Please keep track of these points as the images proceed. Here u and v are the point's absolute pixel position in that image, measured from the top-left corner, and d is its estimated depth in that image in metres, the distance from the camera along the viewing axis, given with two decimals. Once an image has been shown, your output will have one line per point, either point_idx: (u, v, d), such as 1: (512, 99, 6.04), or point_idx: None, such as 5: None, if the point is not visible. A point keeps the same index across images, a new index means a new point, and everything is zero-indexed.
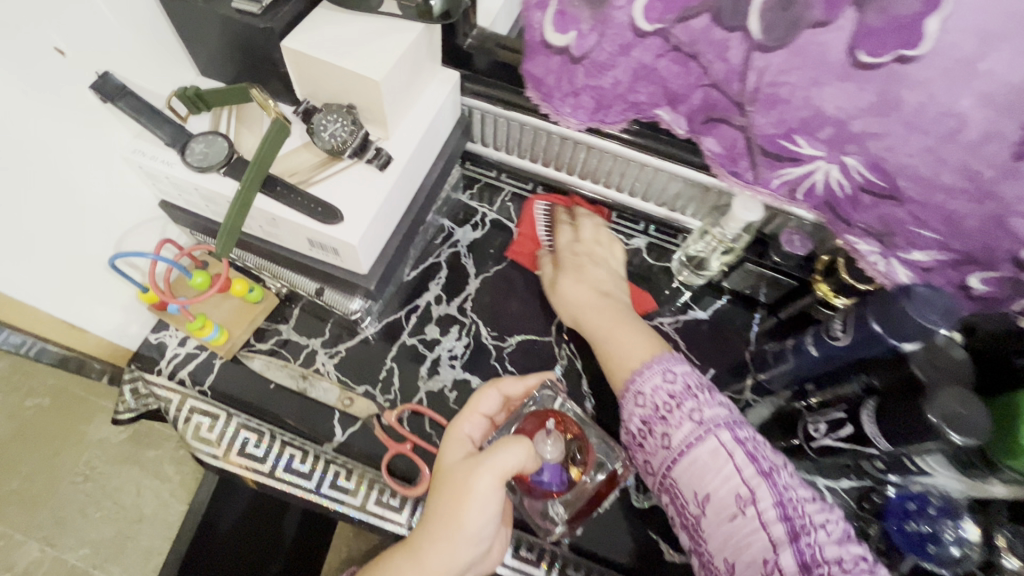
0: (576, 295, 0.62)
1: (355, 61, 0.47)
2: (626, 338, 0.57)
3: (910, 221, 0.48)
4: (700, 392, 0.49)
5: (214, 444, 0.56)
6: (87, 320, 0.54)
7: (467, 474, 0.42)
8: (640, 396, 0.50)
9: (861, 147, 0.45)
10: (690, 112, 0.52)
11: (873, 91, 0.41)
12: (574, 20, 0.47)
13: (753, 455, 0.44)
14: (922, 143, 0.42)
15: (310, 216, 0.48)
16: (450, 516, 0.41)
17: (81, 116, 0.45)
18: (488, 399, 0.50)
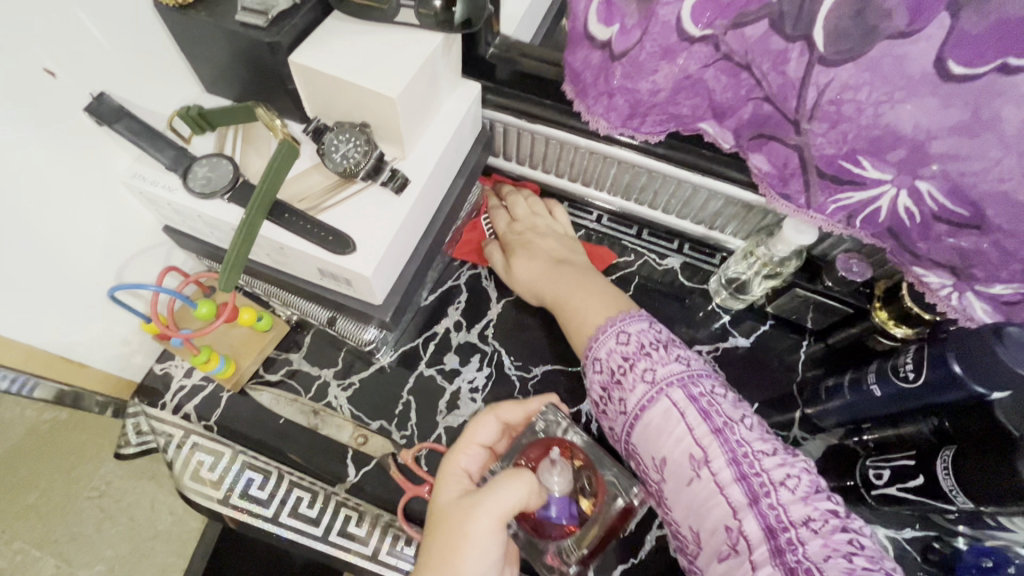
0: (535, 270, 0.59)
1: (370, 76, 0.43)
2: (582, 303, 0.54)
3: (995, 254, 0.42)
4: (655, 350, 0.46)
5: (215, 486, 0.53)
6: (86, 353, 0.50)
7: (468, 518, 0.36)
8: (596, 362, 0.48)
9: (941, 172, 0.40)
10: (737, 126, 0.47)
11: (964, 108, 0.36)
12: (620, 12, 0.42)
13: (707, 412, 0.41)
14: (1018, 165, 0.37)
15: (320, 245, 0.44)
16: (448, 568, 0.35)
17: (77, 139, 0.42)
18: (486, 427, 0.44)
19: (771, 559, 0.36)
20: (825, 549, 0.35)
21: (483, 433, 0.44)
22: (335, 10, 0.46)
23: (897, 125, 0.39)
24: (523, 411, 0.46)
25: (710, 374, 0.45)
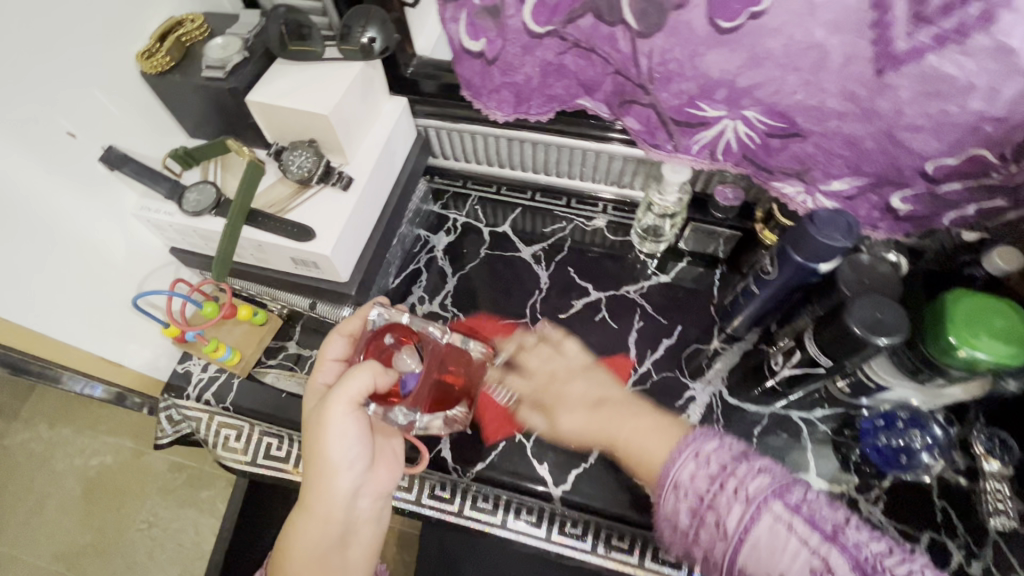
0: (580, 421, 0.56)
1: (306, 100, 0.55)
2: (644, 433, 0.49)
3: (819, 152, 0.53)
4: (742, 466, 0.41)
5: (241, 451, 0.66)
6: (122, 356, 0.63)
7: (318, 422, 0.47)
8: (678, 487, 0.43)
9: (754, 99, 0.51)
10: (606, 97, 0.59)
11: (743, 52, 0.47)
12: (482, 29, 0.55)
13: (813, 519, 0.38)
14: (799, 78, 0.48)
15: (288, 237, 0.56)
16: (314, 451, 0.47)
17: (89, 189, 0.55)
18: (335, 342, 0.54)
19: None
20: None
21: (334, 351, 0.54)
22: (278, 57, 0.59)
23: (711, 70, 0.49)
24: (358, 319, 0.55)
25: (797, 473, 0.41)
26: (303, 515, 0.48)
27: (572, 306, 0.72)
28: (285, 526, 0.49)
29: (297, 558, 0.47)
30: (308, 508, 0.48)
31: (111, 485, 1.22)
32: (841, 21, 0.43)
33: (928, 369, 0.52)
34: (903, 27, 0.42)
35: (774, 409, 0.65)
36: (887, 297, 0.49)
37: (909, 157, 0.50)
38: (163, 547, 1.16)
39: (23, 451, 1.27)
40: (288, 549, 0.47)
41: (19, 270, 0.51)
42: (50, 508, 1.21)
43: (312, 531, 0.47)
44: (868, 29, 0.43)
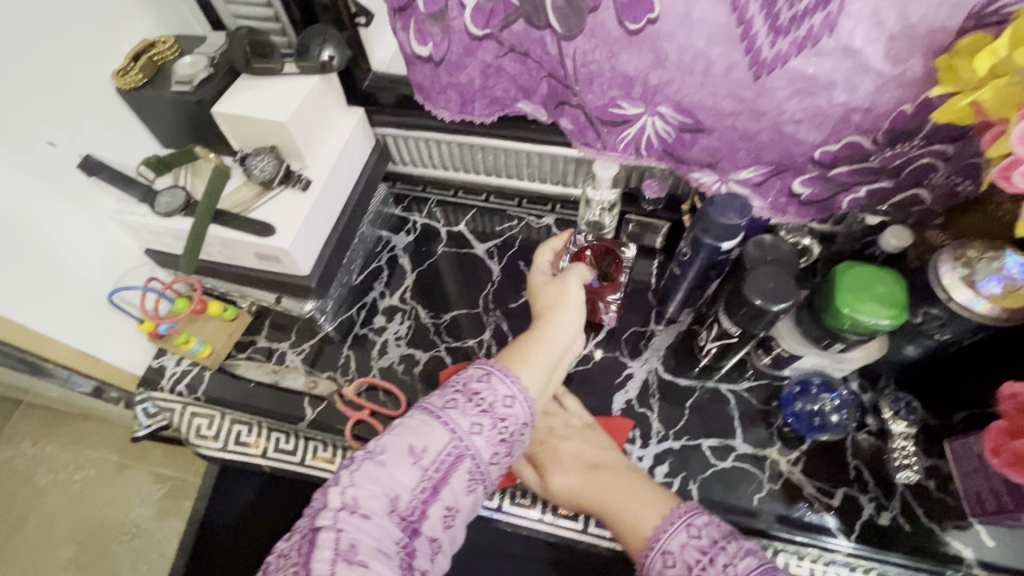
0: (574, 480, 0.58)
1: (267, 110, 0.61)
2: (632, 496, 0.53)
3: (723, 146, 0.60)
4: (728, 543, 0.45)
5: (213, 438, 0.72)
6: (100, 350, 0.68)
7: (558, 285, 0.58)
8: (668, 556, 0.46)
9: (664, 96, 0.57)
10: (543, 99, 0.65)
11: (649, 50, 0.53)
12: (428, 34, 0.60)
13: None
14: (695, 81, 0.54)
15: (251, 233, 0.62)
16: (558, 303, 0.56)
17: (70, 194, 0.61)
18: (546, 252, 0.63)
19: None
20: None
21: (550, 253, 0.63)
22: (241, 74, 0.65)
23: (625, 68, 0.56)
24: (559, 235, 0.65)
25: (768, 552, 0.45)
26: (550, 334, 0.53)
27: (520, 297, 0.77)
28: (513, 344, 0.53)
29: (536, 359, 0.51)
30: (550, 331, 0.54)
31: (94, 499, 1.26)
32: (715, 35, 0.50)
33: (828, 335, 0.58)
34: (764, 38, 0.49)
35: (707, 382, 0.70)
36: (781, 270, 0.55)
37: (800, 147, 0.57)
38: (145, 560, 1.20)
39: (8, 467, 1.31)
40: (526, 350, 0.51)
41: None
42: (36, 521, 1.24)
43: (550, 347, 0.53)
44: (737, 41, 0.50)
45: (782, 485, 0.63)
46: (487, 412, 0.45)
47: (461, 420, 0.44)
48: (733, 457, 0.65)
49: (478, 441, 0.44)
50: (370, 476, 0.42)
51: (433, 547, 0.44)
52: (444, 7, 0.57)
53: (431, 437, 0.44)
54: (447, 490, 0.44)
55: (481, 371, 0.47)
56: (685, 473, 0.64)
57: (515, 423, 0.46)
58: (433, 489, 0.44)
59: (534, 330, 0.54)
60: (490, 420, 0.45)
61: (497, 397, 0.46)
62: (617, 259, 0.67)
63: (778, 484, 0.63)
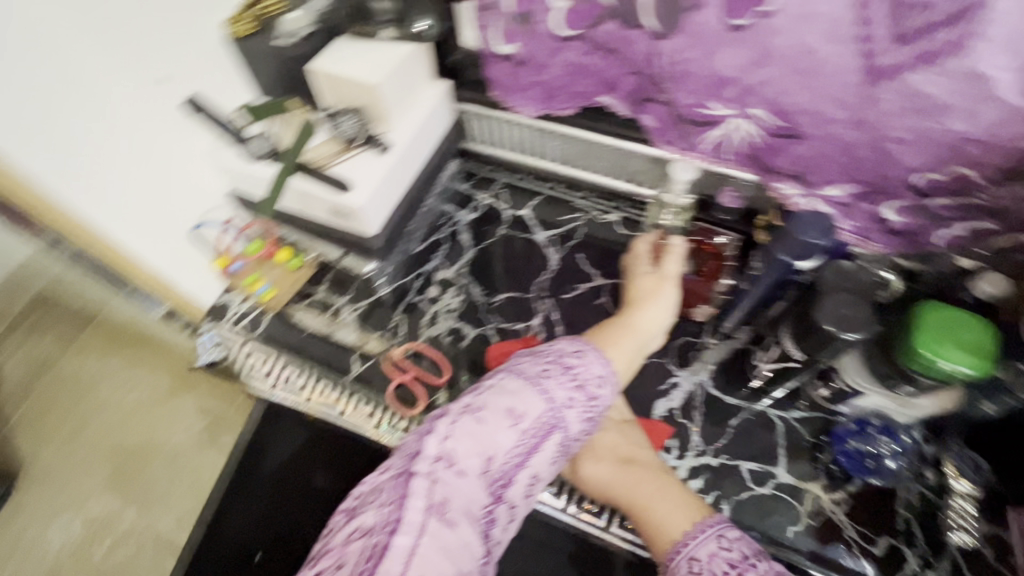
0: (605, 470, 0.59)
1: (361, 71, 0.63)
2: (666, 501, 0.53)
3: (820, 157, 0.58)
4: (760, 562, 0.45)
5: (268, 376, 0.77)
6: (178, 275, 0.73)
7: (655, 281, 0.64)
8: (695, 563, 0.47)
9: (760, 97, 0.55)
10: (625, 94, 0.64)
11: (749, 48, 0.52)
12: (514, 35, 0.62)
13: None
14: (801, 83, 0.52)
15: (328, 188, 0.64)
16: (651, 297, 0.63)
17: (173, 126, 0.65)
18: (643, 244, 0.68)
19: None
20: None
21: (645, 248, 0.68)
22: (342, 34, 0.67)
23: (721, 68, 0.55)
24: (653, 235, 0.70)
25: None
26: (635, 326, 0.60)
27: (574, 289, 0.77)
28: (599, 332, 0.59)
29: (620, 347, 0.57)
30: (638, 320, 0.61)
31: (141, 421, 1.48)
32: (834, 31, 0.47)
33: (899, 376, 0.54)
34: (885, 42, 0.46)
35: (758, 405, 0.68)
36: (860, 298, 0.52)
37: (895, 168, 0.55)
38: (179, 482, 1.40)
39: (78, 376, 1.56)
40: (613, 339, 0.57)
41: (98, 175, 0.59)
42: (94, 429, 1.49)
43: (636, 338, 0.59)
44: (855, 40, 0.47)
45: (821, 523, 0.60)
46: (580, 387, 0.48)
47: (559, 392, 0.47)
48: (773, 484, 0.62)
49: (569, 415, 0.47)
50: (467, 433, 0.44)
51: (511, 513, 0.46)
52: (531, 11, 0.59)
53: (528, 403, 0.46)
54: (534, 463, 0.46)
55: (575, 347, 0.50)
56: (719, 492, 0.62)
57: (601, 403, 0.49)
58: (522, 457, 0.46)
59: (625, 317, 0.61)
60: (583, 396, 0.48)
61: (588, 376, 0.48)
62: (716, 263, 0.67)
63: (816, 521, 0.60)
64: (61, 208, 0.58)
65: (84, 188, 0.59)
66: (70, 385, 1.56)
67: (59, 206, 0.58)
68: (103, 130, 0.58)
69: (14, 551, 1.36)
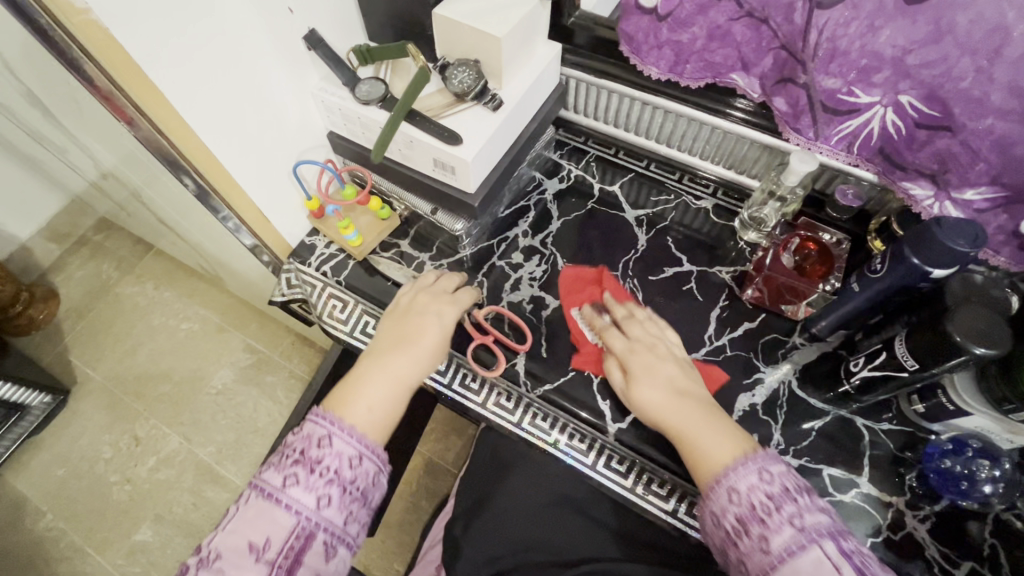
0: (658, 397, 0.58)
1: (486, 23, 0.61)
2: (714, 433, 0.53)
3: (963, 152, 0.53)
4: (800, 496, 0.47)
5: (344, 322, 0.75)
6: (271, 212, 0.74)
7: (434, 329, 0.64)
8: (734, 492, 0.49)
9: (915, 81, 0.52)
10: (762, 74, 0.63)
11: (925, 21, 0.49)
12: None
13: (860, 569, 0.43)
14: (972, 63, 0.49)
15: (438, 138, 0.63)
16: (396, 353, 0.62)
17: (290, 55, 0.64)
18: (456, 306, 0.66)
19: None
20: None
21: (433, 283, 0.69)
22: None
23: (881, 47, 0.51)
24: (436, 278, 0.70)
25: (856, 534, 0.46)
26: (376, 371, 0.60)
27: (663, 271, 0.75)
28: (350, 375, 0.60)
29: (366, 398, 0.58)
30: (369, 367, 0.61)
31: (189, 352, 1.55)
32: None
33: (1015, 399, 0.52)
34: None
35: (843, 412, 0.66)
36: (994, 314, 0.50)
37: None
38: (224, 414, 1.47)
39: (132, 301, 1.63)
40: (357, 389, 0.58)
41: (224, 100, 0.59)
42: (143, 353, 1.55)
43: (380, 385, 0.59)
44: None
45: (902, 538, 0.59)
46: (302, 462, 0.52)
47: (274, 479, 0.51)
48: (855, 492, 0.61)
49: (327, 512, 0.52)
50: (240, 554, 0.48)
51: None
52: None
53: (275, 522, 0.50)
54: (306, 562, 0.50)
55: (322, 432, 0.54)
56: None
57: (362, 479, 0.54)
58: (290, 567, 0.49)
59: (381, 359, 0.61)
60: (304, 470, 0.52)
61: (339, 462, 0.53)
62: (819, 261, 0.69)
63: (898, 534, 0.59)
64: (191, 134, 0.58)
65: (209, 116, 0.59)
66: (122, 313, 1.61)
67: (188, 133, 0.57)
68: (232, 52, 0.57)
69: (62, 459, 1.43)
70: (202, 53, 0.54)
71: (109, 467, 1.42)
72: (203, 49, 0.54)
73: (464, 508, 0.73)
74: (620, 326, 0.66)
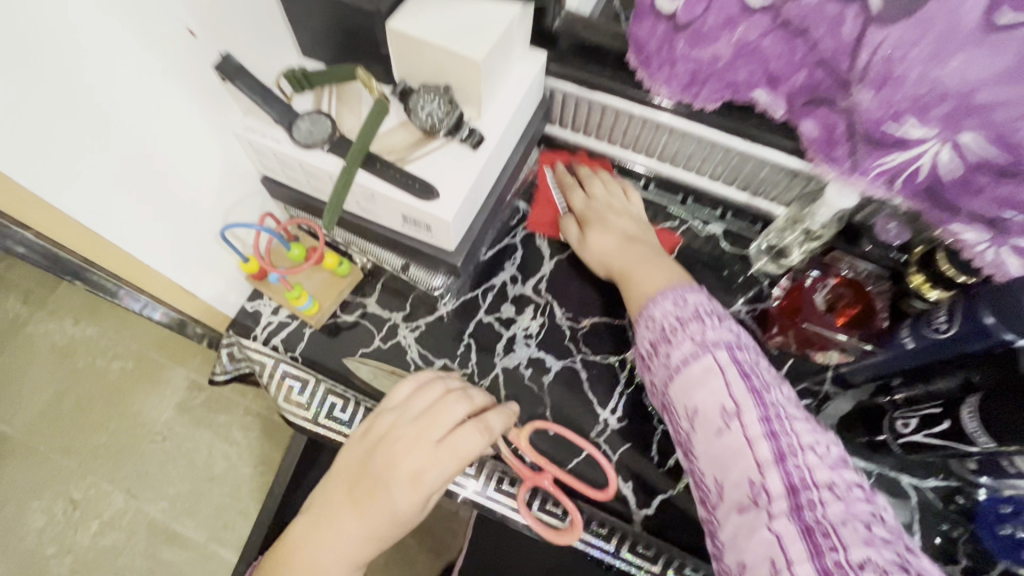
0: (609, 242, 0.62)
1: (456, 42, 0.48)
2: (651, 269, 0.58)
3: None
4: (709, 317, 0.49)
5: (304, 408, 0.61)
6: (197, 285, 0.59)
7: (396, 490, 0.47)
8: (650, 320, 0.52)
9: (983, 121, 0.42)
10: (790, 92, 0.51)
11: (1009, 56, 0.38)
12: None
13: (749, 376, 0.45)
14: None
15: (406, 192, 0.50)
16: (357, 515, 0.47)
17: (194, 90, 0.47)
18: (465, 442, 0.47)
19: (791, 514, 0.39)
20: (846, 515, 0.39)
21: (417, 404, 0.50)
22: None
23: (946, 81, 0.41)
24: (434, 393, 0.51)
25: (754, 347, 0.48)
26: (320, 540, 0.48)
27: None
28: (300, 525, 0.49)
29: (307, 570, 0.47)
30: (315, 526, 0.48)
31: (124, 394, 1.36)
32: None
33: None
34: None
35: (883, 468, 0.60)
36: None
37: None
38: (173, 464, 1.30)
39: (49, 340, 1.41)
40: (297, 556, 0.48)
41: (100, 164, 0.43)
42: (68, 401, 1.35)
43: (321, 560, 0.47)
44: None
45: None
46: None
47: None
48: None
49: None
50: None
51: None
52: None
53: None
54: None
55: None
56: None
57: None
58: None
59: (332, 515, 0.48)
60: None
61: None
62: (851, 301, 0.61)
63: None
64: (46, 210, 0.42)
65: (82, 189, 0.43)
66: (37, 355, 1.40)
67: (44, 207, 0.42)
68: (96, 114, 0.41)
69: None
70: (48, 109, 0.38)
71: (45, 538, 1.25)
72: (48, 104, 0.38)
73: None
74: (584, 186, 0.69)
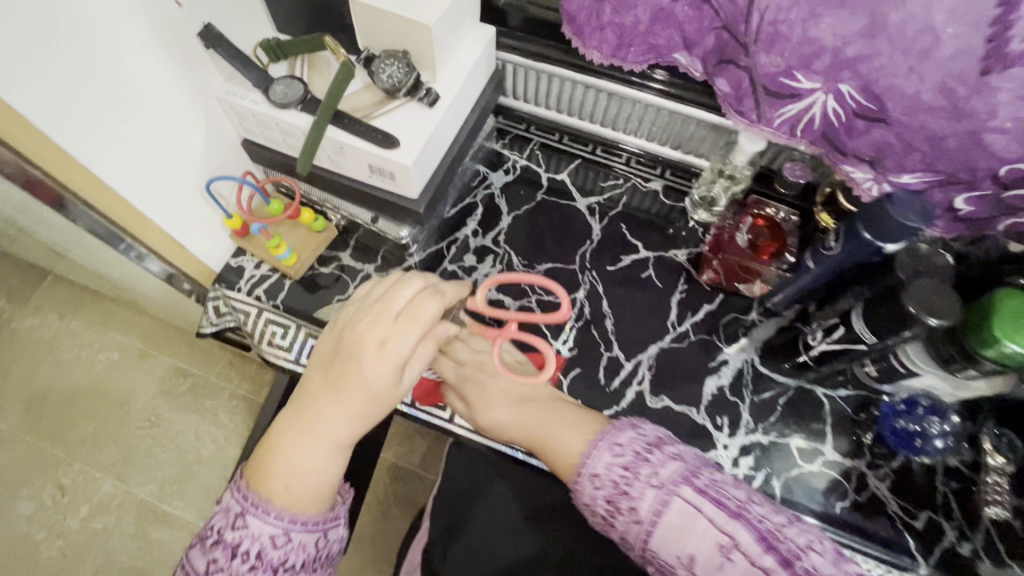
0: (506, 416, 0.61)
1: (411, 10, 0.55)
2: (560, 433, 0.54)
3: (898, 143, 0.52)
4: (652, 454, 0.46)
5: (287, 349, 0.68)
6: (184, 237, 0.65)
7: (369, 365, 0.46)
8: (595, 477, 0.47)
9: (855, 73, 0.50)
10: (704, 54, 0.60)
11: (864, 14, 0.47)
12: None
13: (723, 502, 0.43)
14: (904, 62, 0.47)
15: (372, 142, 0.57)
16: (335, 401, 0.47)
17: (180, 58, 0.54)
18: (429, 307, 0.46)
19: None
20: None
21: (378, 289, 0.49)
22: None
23: (818, 39, 0.49)
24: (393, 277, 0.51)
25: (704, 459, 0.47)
26: (302, 432, 0.47)
27: (622, 260, 0.75)
28: (280, 425, 0.48)
29: (292, 469, 0.46)
30: (296, 421, 0.47)
31: (111, 383, 1.39)
32: (960, 9, 0.43)
33: (962, 359, 0.52)
34: None
35: (802, 382, 0.68)
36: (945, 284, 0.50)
37: (987, 160, 0.49)
38: (161, 448, 1.33)
39: (35, 335, 1.44)
40: (280, 456, 0.46)
41: (99, 119, 0.49)
42: (56, 391, 1.38)
43: (307, 453, 0.46)
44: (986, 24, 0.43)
45: (866, 498, 0.62)
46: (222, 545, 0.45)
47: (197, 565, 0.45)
48: (821, 461, 0.64)
49: None
50: None
51: None
52: None
53: None
54: None
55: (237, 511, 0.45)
56: (769, 469, 0.63)
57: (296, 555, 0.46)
58: None
59: (311, 410, 0.47)
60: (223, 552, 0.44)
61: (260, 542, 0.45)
62: (769, 238, 0.69)
63: (864, 496, 0.62)
64: (63, 162, 0.48)
65: (88, 137, 0.49)
66: (25, 349, 1.43)
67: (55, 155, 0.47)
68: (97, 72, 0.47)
69: None
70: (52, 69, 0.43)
71: (34, 524, 1.28)
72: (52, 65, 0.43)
73: (436, 537, 0.65)
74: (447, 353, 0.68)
